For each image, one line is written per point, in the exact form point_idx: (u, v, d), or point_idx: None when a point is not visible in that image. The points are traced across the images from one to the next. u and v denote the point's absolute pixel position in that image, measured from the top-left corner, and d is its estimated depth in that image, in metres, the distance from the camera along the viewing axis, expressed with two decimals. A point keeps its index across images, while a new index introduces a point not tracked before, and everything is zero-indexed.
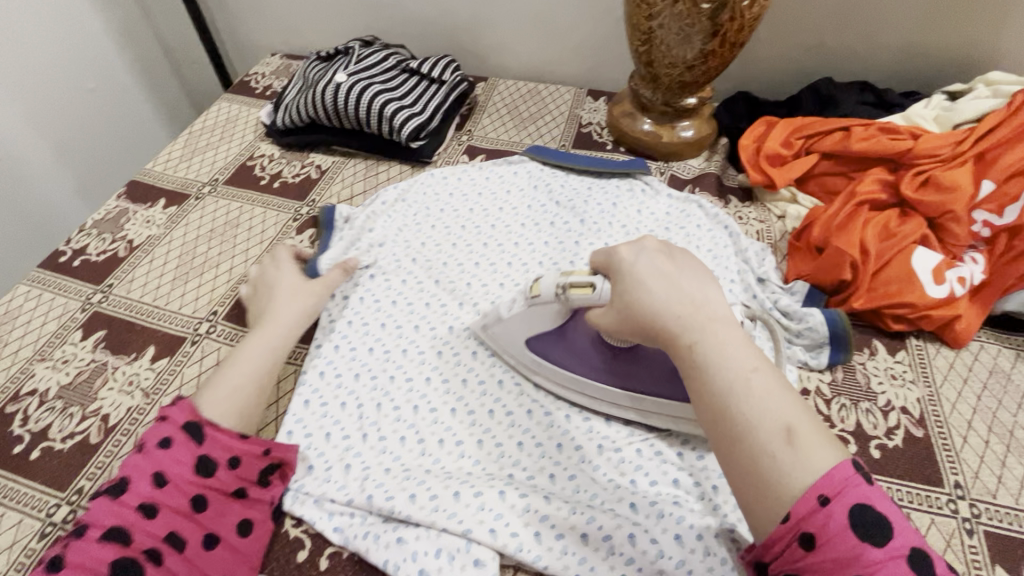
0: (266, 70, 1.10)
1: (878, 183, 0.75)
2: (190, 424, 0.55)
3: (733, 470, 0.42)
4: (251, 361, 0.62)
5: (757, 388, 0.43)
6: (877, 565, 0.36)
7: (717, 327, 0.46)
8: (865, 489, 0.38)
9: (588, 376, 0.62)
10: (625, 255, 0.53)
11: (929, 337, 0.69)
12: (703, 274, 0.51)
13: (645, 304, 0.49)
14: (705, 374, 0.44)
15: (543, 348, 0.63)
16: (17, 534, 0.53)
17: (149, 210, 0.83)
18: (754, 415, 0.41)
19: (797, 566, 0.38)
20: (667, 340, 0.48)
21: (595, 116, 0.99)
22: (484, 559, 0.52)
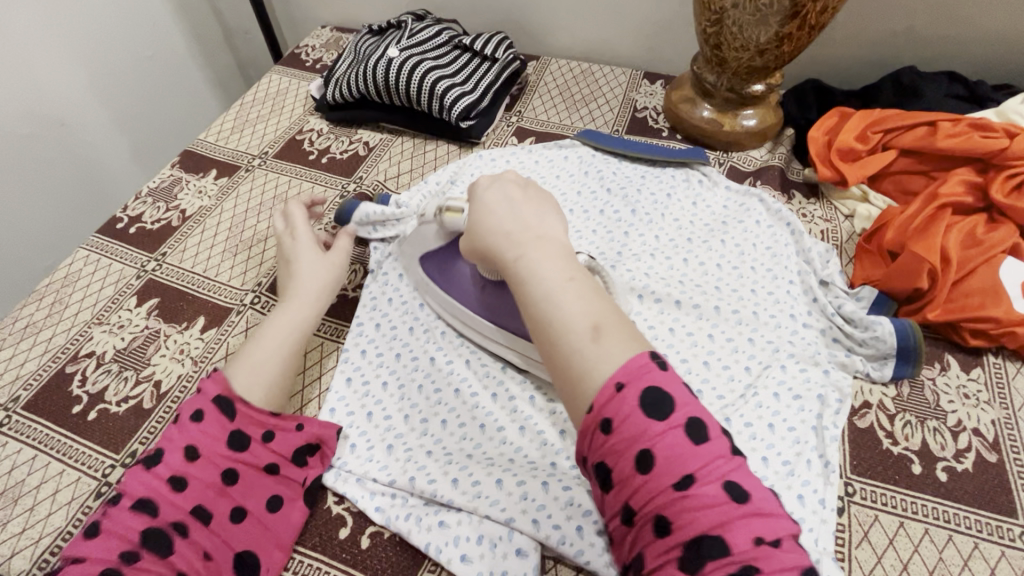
0: (316, 43, 1.09)
1: (964, 185, 0.69)
2: (221, 398, 0.56)
3: (554, 369, 0.46)
4: (275, 334, 0.62)
5: (570, 291, 0.47)
6: (658, 437, 0.39)
7: (541, 245, 0.51)
8: (656, 372, 0.41)
9: (464, 303, 0.65)
10: (479, 187, 0.58)
11: (1008, 354, 0.63)
12: (543, 204, 0.56)
13: (488, 228, 0.54)
14: (528, 285, 0.48)
15: (430, 266, 0.67)
16: (75, 492, 0.55)
17: (201, 180, 0.84)
18: (566, 315, 0.45)
19: (600, 452, 0.41)
20: (500, 260, 0.52)
21: (651, 100, 0.95)
22: (527, 549, 0.51)
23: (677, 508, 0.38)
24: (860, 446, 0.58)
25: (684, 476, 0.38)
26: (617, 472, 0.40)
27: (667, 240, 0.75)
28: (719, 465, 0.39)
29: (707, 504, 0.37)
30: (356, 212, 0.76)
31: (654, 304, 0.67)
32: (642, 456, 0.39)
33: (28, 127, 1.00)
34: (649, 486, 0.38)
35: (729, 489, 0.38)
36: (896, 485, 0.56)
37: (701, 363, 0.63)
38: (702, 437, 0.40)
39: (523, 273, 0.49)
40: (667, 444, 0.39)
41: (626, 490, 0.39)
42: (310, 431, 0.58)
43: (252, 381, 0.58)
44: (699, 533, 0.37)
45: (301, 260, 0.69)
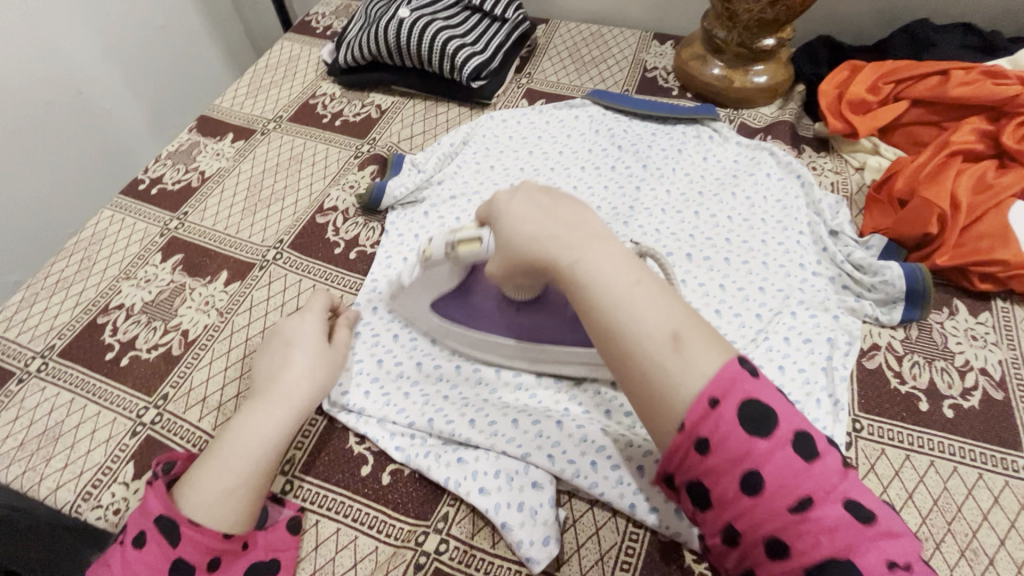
0: (327, 9, 1.09)
1: (976, 133, 0.69)
2: (163, 518, 0.45)
3: (629, 382, 0.43)
4: (251, 446, 0.50)
5: (641, 298, 0.43)
6: (765, 457, 0.38)
7: (597, 247, 0.45)
8: (750, 384, 0.40)
9: (493, 334, 0.59)
10: (503, 198, 0.51)
11: (1018, 299, 0.64)
12: (577, 200, 0.50)
13: (526, 236, 0.47)
14: (590, 297, 0.44)
15: (444, 307, 0.60)
16: (112, 431, 0.58)
17: (219, 143, 0.86)
18: (642, 328, 0.42)
19: (697, 472, 0.40)
20: (550, 269, 0.46)
21: (661, 60, 0.95)
22: (542, 482, 0.52)
23: (795, 531, 0.38)
24: (867, 386, 0.60)
25: (801, 498, 0.38)
26: (718, 492, 0.39)
27: (678, 193, 0.75)
28: (831, 480, 0.38)
29: (827, 526, 0.37)
30: (386, 196, 0.75)
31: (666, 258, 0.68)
32: (749, 477, 0.38)
33: (48, 95, 1.02)
34: (760, 507, 0.38)
35: (846, 506, 0.38)
36: (902, 421, 0.57)
37: (713, 311, 0.64)
38: (810, 454, 0.39)
39: (583, 282, 0.44)
40: (775, 463, 0.38)
41: (730, 511, 0.39)
42: (261, 546, 0.49)
43: (210, 500, 0.47)
44: (824, 557, 0.37)
45: (298, 349, 0.56)
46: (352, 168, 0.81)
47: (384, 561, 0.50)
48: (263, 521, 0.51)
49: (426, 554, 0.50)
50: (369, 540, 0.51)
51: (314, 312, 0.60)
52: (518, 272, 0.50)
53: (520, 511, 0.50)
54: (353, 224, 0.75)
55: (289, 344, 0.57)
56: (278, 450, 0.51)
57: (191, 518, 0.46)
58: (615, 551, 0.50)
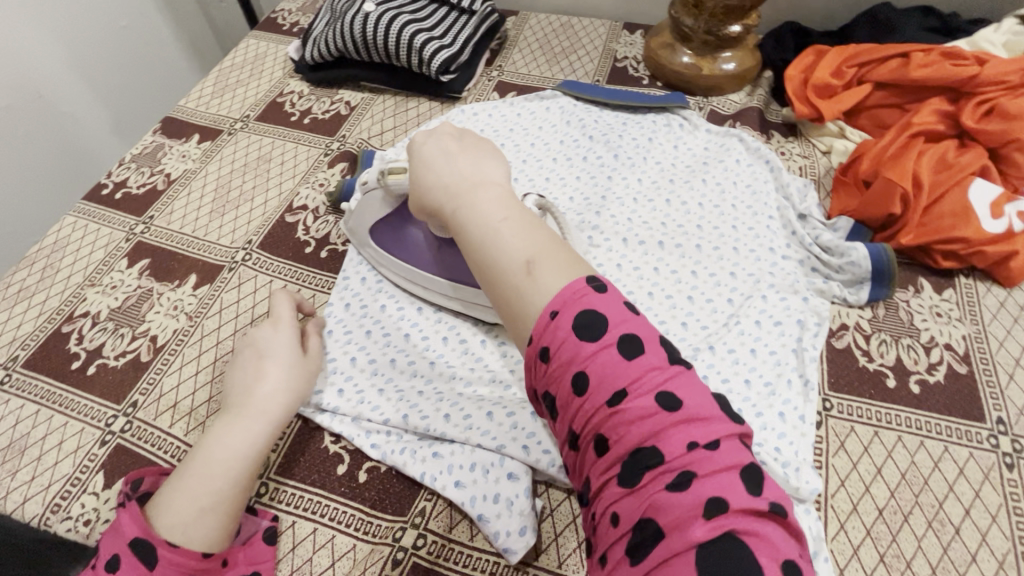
0: (293, 6, 1.07)
1: (937, 114, 0.71)
2: (138, 540, 0.44)
3: (497, 310, 0.44)
4: (228, 464, 0.49)
5: (506, 231, 0.45)
6: (589, 358, 0.36)
7: (481, 192, 0.48)
8: (590, 295, 0.39)
9: (418, 265, 0.64)
10: (418, 141, 0.56)
11: (980, 275, 0.65)
12: (483, 155, 0.53)
13: (425, 182, 0.52)
14: (465, 230, 0.47)
15: (382, 237, 0.65)
16: (80, 441, 0.57)
17: (184, 144, 0.84)
18: (500, 254, 0.44)
19: (541, 380, 0.39)
20: (440, 213, 0.50)
21: (631, 50, 0.95)
22: (518, 473, 0.52)
23: (610, 425, 0.35)
24: (837, 364, 0.61)
25: (618, 390, 0.35)
26: (557, 399, 0.38)
27: (650, 182, 0.76)
28: (658, 376, 0.36)
29: (642, 417, 0.34)
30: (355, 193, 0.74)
31: (638, 247, 0.68)
32: (576, 378, 0.36)
33: (6, 100, 0.99)
34: (586, 407, 0.36)
35: (663, 399, 0.35)
36: (871, 398, 0.58)
37: (686, 298, 0.65)
38: (637, 351, 0.37)
39: (462, 223, 0.47)
40: (599, 362, 0.36)
41: (567, 415, 0.37)
42: (240, 563, 0.48)
43: (185, 520, 0.46)
44: (636, 447, 0.34)
45: (272, 361, 0.55)
46: (322, 166, 0.80)
47: (362, 558, 0.50)
48: (241, 536, 0.50)
49: (404, 550, 0.50)
50: (347, 538, 0.51)
51: (284, 320, 0.59)
52: (426, 216, 0.54)
53: (497, 503, 0.50)
54: (324, 222, 0.74)
55: (264, 356, 0.56)
56: (254, 466, 0.51)
57: (166, 539, 0.45)
58: None
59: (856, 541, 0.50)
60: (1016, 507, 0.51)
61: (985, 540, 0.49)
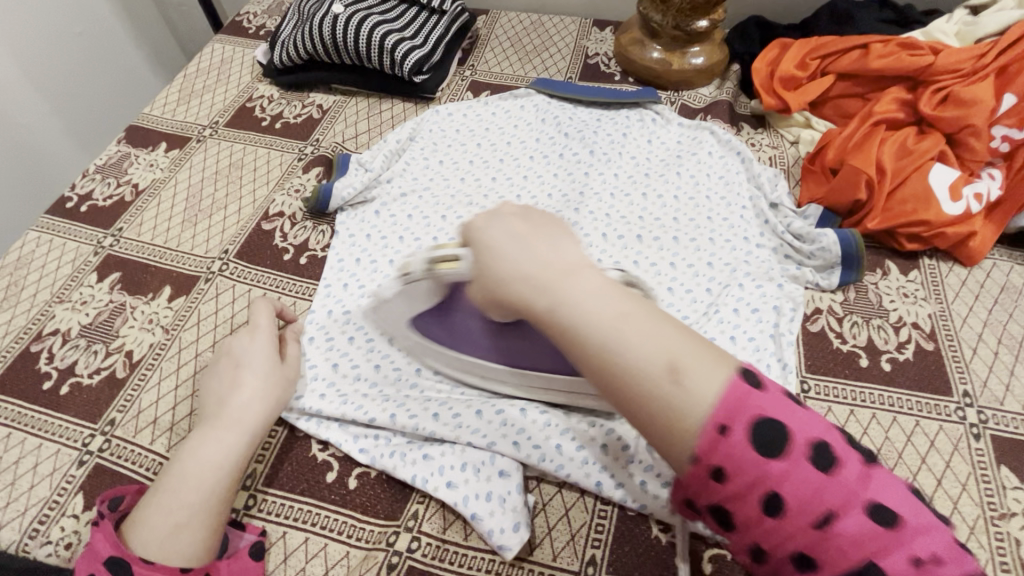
0: (258, 9, 1.05)
1: (896, 102, 0.73)
2: (113, 559, 0.44)
3: (635, 421, 0.39)
4: (200, 476, 0.48)
5: (632, 328, 0.38)
6: (781, 475, 0.35)
7: (577, 280, 0.40)
8: (756, 399, 0.37)
9: (472, 354, 0.54)
10: (474, 228, 0.45)
11: (943, 256, 0.68)
12: (546, 228, 0.44)
13: (502, 277, 0.42)
14: (580, 337, 0.39)
15: (425, 325, 0.53)
16: (56, 463, 0.55)
17: (151, 153, 0.82)
18: (637, 362, 0.37)
19: (719, 498, 0.37)
20: (530, 313, 0.41)
21: (602, 46, 0.96)
22: (509, 470, 0.52)
23: (819, 545, 0.35)
24: (813, 348, 0.63)
25: (820, 510, 0.35)
26: (741, 516, 0.37)
27: (626, 176, 0.76)
28: (857, 488, 0.35)
29: (851, 534, 0.34)
30: (333, 198, 0.73)
31: (617, 241, 0.69)
32: (769, 498, 0.35)
33: None
34: (782, 526, 0.35)
35: (869, 510, 0.35)
36: (846, 378, 0.60)
37: (666, 289, 0.66)
38: (827, 461, 0.36)
39: (568, 324, 0.39)
40: (794, 480, 0.35)
41: (754, 531, 0.36)
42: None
43: (161, 534, 0.45)
44: (852, 565, 0.34)
45: (247, 370, 0.54)
46: (297, 171, 0.79)
47: (356, 565, 0.50)
48: (224, 549, 0.49)
49: (398, 554, 0.50)
50: (340, 546, 0.51)
51: (259, 327, 0.58)
52: (498, 311, 0.45)
53: (488, 501, 0.50)
54: (301, 228, 0.73)
55: (240, 365, 0.55)
56: (230, 476, 0.49)
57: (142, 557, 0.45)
58: (585, 529, 0.51)
59: None
60: (984, 474, 0.53)
61: (957, 508, 0.52)
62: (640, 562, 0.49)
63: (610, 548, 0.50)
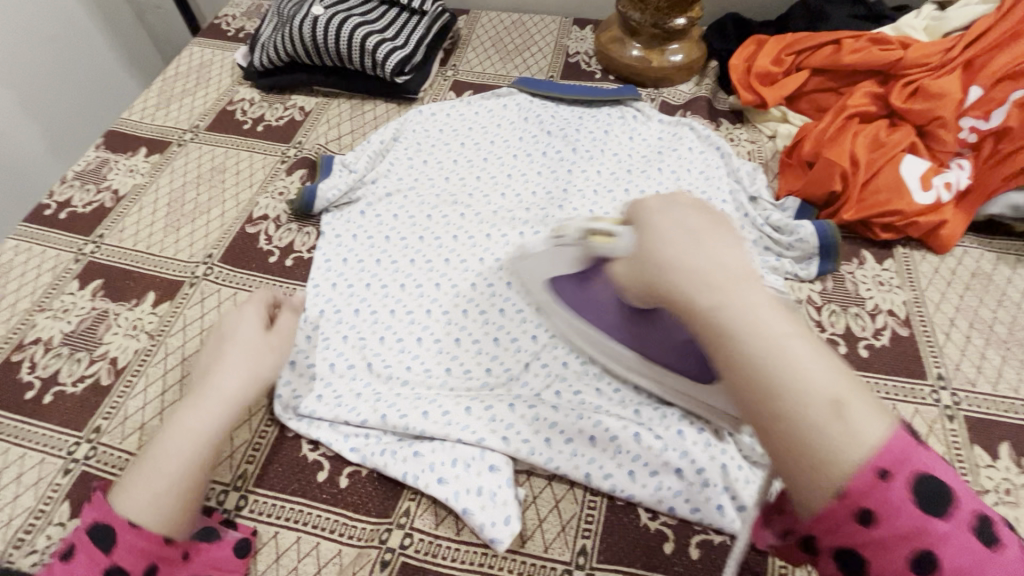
0: (237, 11, 1.04)
1: (869, 96, 0.75)
2: (95, 526, 0.43)
3: (768, 445, 0.33)
4: (186, 443, 0.48)
5: (801, 349, 0.33)
6: (941, 538, 0.30)
7: (750, 286, 0.35)
8: (922, 453, 0.31)
9: (603, 331, 0.55)
10: (649, 205, 0.42)
11: (915, 244, 0.70)
12: (722, 224, 0.39)
13: (661, 260, 0.38)
14: (732, 341, 0.34)
15: (563, 287, 0.55)
16: (41, 472, 0.55)
17: (131, 159, 0.81)
18: (797, 385, 0.32)
19: (852, 542, 0.31)
20: (678, 304, 0.37)
21: (582, 45, 0.97)
22: (499, 465, 0.53)
23: None
24: None
25: None
26: (875, 566, 0.31)
27: (609, 173, 0.77)
28: None
29: None
30: (318, 199, 0.73)
31: None
32: (922, 558, 0.30)
33: None
34: None
35: None
36: None
37: None
38: (993, 539, 0.31)
39: (726, 327, 0.34)
40: (954, 546, 0.30)
41: None
42: (200, 561, 0.47)
43: (144, 498, 0.44)
44: None
45: (232, 341, 0.55)
46: (280, 174, 0.79)
47: (349, 563, 0.50)
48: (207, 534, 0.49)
49: (391, 550, 0.50)
50: (332, 544, 0.51)
51: (248, 304, 0.59)
52: (643, 293, 0.41)
53: (479, 496, 0.51)
54: (286, 231, 0.73)
55: (224, 338, 0.56)
56: (215, 443, 0.49)
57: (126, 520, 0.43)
58: (575, 520, 0.52)
59: None
60: (958, 454, 0.55)
61: None
62: (629, 550, 0.50)
63: (600, 537, 0.51)
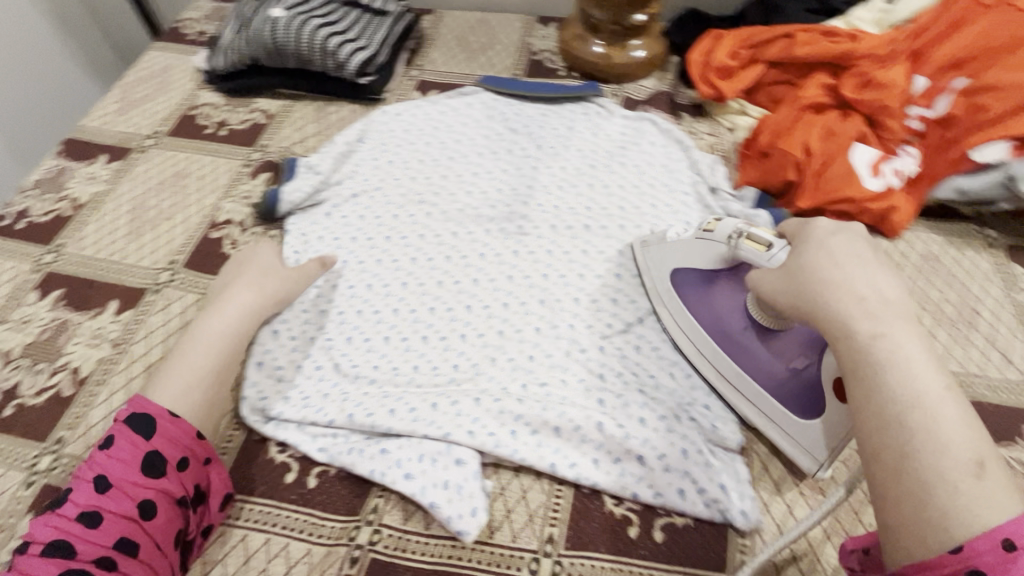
0: (198, 15, 1.03)
1: (823, 88, 0.77)
2: (134, 419, 0.50)
3: (885, 479, 0.36)
4: (213, 346, 0.56)
5: (949, 402, 0.36)
6: None
7: (910, 333, 0.39)
8: None
9: (715, 335, 0.59)
10: (821, 232, 0.47)
11: (869, 230, 0.73)
12: (889, 268, 0.44)
13: (829, 285, 0.43)
14: (885, 373, 0.38)
15: (684, 278, 0.62)
16: (3, 485, 0.54)
17: (91, 166, 0.80)
18: (942, 433, 0.35)
19: None
20: (835, 329, 0.41)
21: (546, 43, 0.98)
22: (465, 458, 0.53)
23: None
24: None
25: None
26: None
27: (573, 168, 0.78)
28: None
29: None
30: (282, 202, 0.73)
31: (567, 232, 0.71)
32: None
33: None
34: None
35: None
36: None
37: (614, 275, 0.67)
38: None
39: (880, 356, 0.38)
40: None
41: None
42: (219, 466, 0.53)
43: (177, 391, 0.53)
44: None
45: (247, 267, 0.63)
46: (244, 178, 0.79)
47: (318, 562, 0.50)
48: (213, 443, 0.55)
49: (360, 547, 0.51)
50: (301, 544, 0.51)
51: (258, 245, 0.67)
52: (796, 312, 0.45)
53: (446, 489, 0.51)
54: (251, 234, 0.73)
55: (242, 265, 0.64)
56: (232, 348, 0.57)
57: (166, 409, 0.51)
58: (542, 509, 0.53)
59: (778, 478, 0.55)
60: None
61: None
62: (595, 536, 0.52)
63: (566, 525, 0.52)
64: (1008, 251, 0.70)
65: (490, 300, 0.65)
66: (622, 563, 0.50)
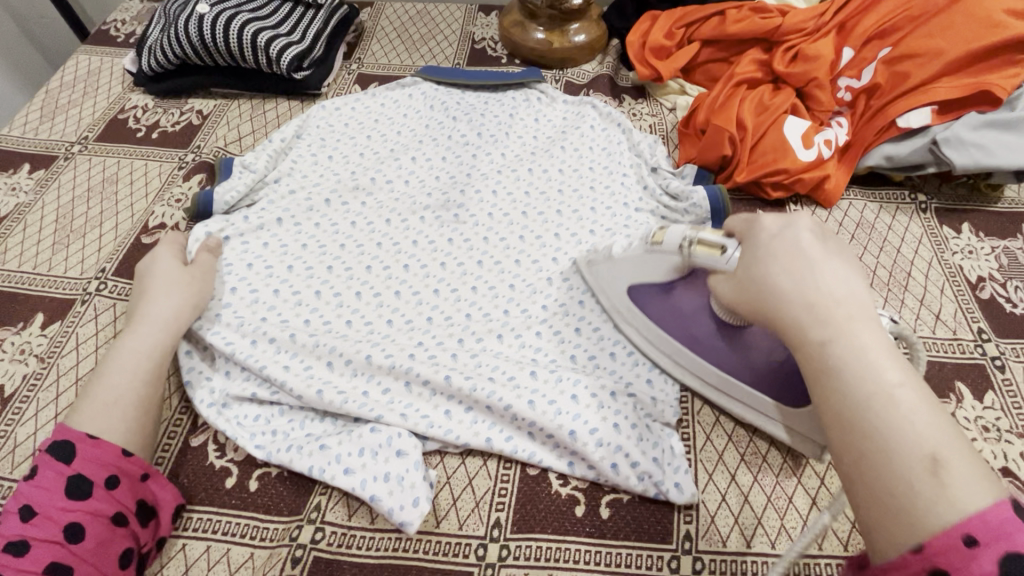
0: (127, 16, 1.00)
1: (755, 64, 0.79)
2: (54, 445, 0.47)
3: (853, 485, 0.34)
4: (129, 364, 0.53)
5: (908, 396, 0.34)
6: None
7: (865, 329, 0.37)
8: None
9: (689, 348, 0.56)
10: (767, 225, 0.45)
11: (806, 201, 0.74)
12: (835, 257, 0.42)
13: (775, 291, 0.41)
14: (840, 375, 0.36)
15: (639, 294, 0.58)
16: None
17: (13, 176, 0.76)
18: (895, 432, 0.33)
19: None
20: (791, 335, 0.40)
21: (488, 31, 0.97)
22: (406, 449, 0.52)
23: None
24: None
25: None
26: None
27: (513, 155, 0.78)
28: None
29: None
30: (215, 204, 0.71)
31: (504, 218, 0.71)
32: None
33: None
34: None
35: None
36: None
37: (551, 259, 0.67)
38: None
39: (831, 360, 0.37)
40: None
41: None
42: (156, 484, 0.50)
43: (98, 415, 0.49)
44: None
45: (153, 274, 0.60)
46: (177, 181, 0.76)
47: (260, 565, 0.49)
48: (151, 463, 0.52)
49: (303, 547, 0.50)
50: (243, 549, 0.50)
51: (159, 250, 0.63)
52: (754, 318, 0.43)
53: (387, 481, 0.51)
54: None
55: (145, 275, 0.60)
56: (150, 361, 0.54)
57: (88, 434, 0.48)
58: (489, 495, 0.53)
59: (720, 448, 0.55)
60: None
61: None
62: (542, 517, 0.51)
63: (512, 509, 0.52)
64: (937, 215, 0.72)
65: (421, 286, 0.65)
66: (568, 542, 0.50)
